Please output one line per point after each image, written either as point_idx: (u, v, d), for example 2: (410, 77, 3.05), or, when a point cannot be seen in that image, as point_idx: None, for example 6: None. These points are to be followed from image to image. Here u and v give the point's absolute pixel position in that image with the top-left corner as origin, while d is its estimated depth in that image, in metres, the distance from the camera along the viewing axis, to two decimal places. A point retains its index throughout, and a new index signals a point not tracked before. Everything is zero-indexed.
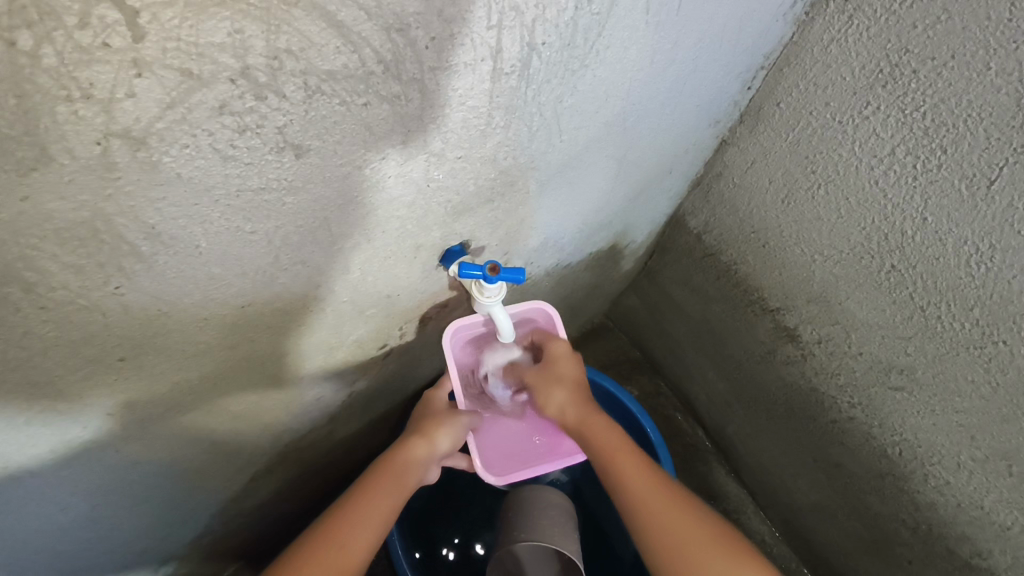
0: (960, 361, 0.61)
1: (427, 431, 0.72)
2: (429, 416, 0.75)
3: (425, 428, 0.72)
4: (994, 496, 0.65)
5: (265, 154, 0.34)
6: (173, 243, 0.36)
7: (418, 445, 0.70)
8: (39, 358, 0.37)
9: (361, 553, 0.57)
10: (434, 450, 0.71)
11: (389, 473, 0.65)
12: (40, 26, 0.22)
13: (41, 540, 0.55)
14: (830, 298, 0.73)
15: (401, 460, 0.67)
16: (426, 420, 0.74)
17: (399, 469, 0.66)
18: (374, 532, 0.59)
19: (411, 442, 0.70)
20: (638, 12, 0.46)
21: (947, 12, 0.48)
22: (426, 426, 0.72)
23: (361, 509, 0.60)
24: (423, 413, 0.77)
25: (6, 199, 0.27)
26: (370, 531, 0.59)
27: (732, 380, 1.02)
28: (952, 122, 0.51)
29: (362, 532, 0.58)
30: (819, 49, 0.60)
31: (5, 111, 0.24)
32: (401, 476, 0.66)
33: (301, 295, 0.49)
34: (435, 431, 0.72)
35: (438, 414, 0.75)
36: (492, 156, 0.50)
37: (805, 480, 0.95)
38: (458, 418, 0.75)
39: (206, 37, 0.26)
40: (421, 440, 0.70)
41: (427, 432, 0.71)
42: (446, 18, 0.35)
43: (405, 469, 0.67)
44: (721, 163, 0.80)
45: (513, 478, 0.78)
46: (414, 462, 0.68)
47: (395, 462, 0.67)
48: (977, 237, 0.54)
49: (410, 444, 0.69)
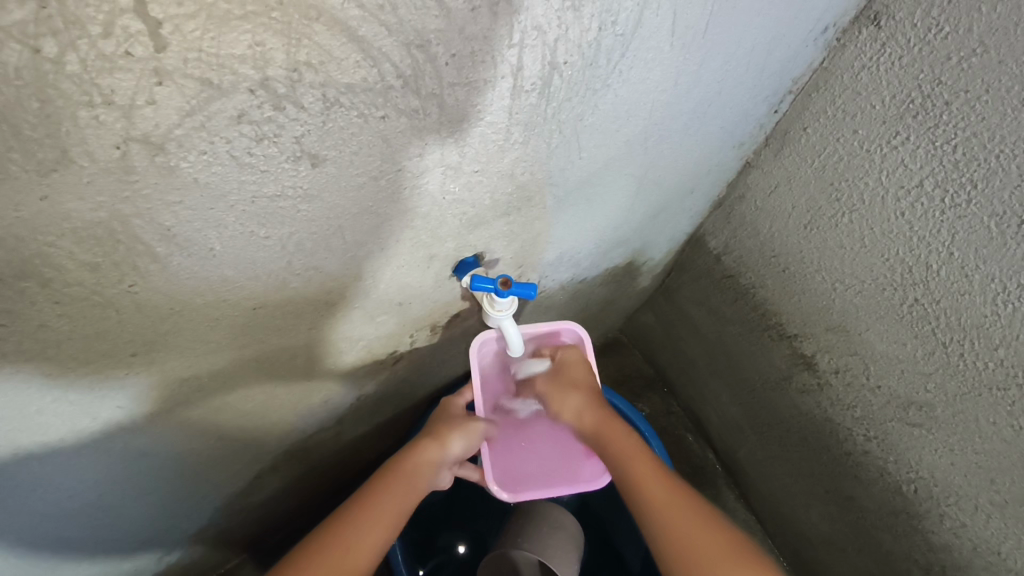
0: (982, 402, 0.60)
1: (438, 435, 0.72)
2: (444, 420, 0.75)
3: (437, 432, 0.72)
4: (1012, 542, 0.63)
5: (282, 162, 0.35)
6: (188, 245, 0.36)
7: (430, 449, 0.69)
8: (52, 350, 0.37)
9: (367, 555, 0.56)
10: (445, 454, 0.71)
11: (398, 476, 0.65)
12: (65, 34, 0.23)
13: (47, 526, 0.56)
14: (850, 328, 0.71)
15: (411, 463, 0.67)
16: (438, 425, 0.74)
17: (409, 474, 0.66)
18: (382, 533, 0.59)
19: (422, 445, 0.70)
20: (665, 34, 0.46)
21: (983, 45, 0.47)
22: (439, 431, 0.72)
23: (367, 510, 0.60)
24: (436, 418, 0.77)
25: (27, 197, 0.28)
26: (375, 532, 0.58)
27: (745, 404, 1.01)
28: (984, 157, 0.50)
29: (366, 536, 0.57)
30: (849, 75, 0.59)
31: (28, 114, 0.24)
32: (411, 481, 0.65)
33: (314, 299, 0.50)
34: (448, 435, 0.72)
35: (451, 420, 0.75)
36: (510, 171, 0.50)
37: (816, 511, 0.93)
38: (473, 424, 0.75)
39: (227, 49, 0.27)
40: (433, 444, 0.70)
41: (439, 436, 0.72)
42: (467, 36, 0.35)
43: (416, 473, 0.67)
44: (744, 185, 0.79)
45: (524, 495, 0.77)
46: (425, 466, 0.68)
47: (405, 465, 0.67)
48: (1005, 275, 0.52)
49: (421, 447, 0.69)
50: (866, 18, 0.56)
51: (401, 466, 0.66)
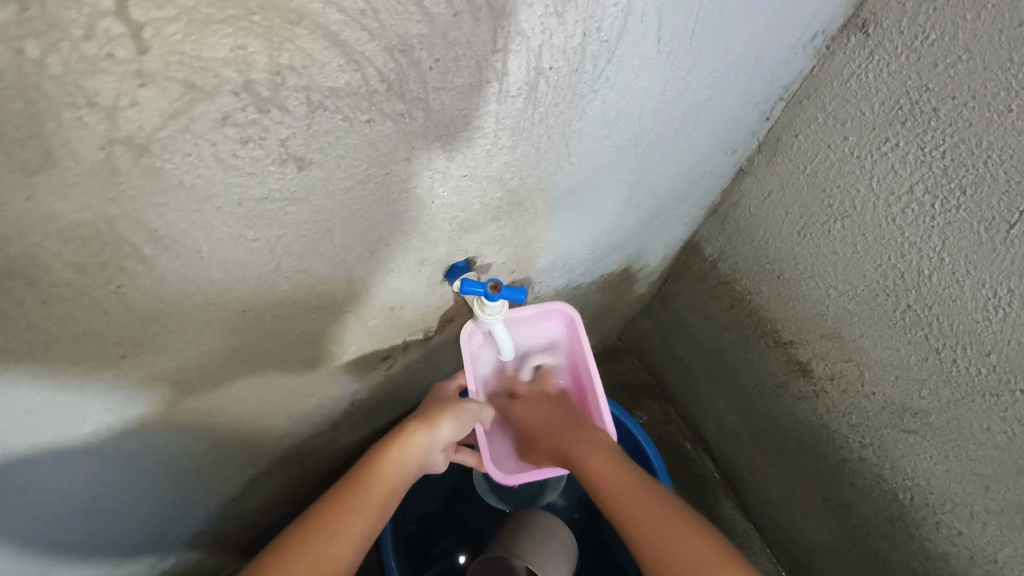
0: (975, 408, 0.59)
1: (426, 417, 0.71)
2: (434, 405, 0.74)
3: (425, 415, 0.71)
4: (1008, 550, 0.62)
5: (268, 165, 0.35)
6: (176, 247, 0.37)
7: (417, 432, 0.68)
8: (40, 351, 0.38)
9: (353, 543, 0.57)
10: (433, 438, 0.69)
11: (384, 463, 0.65)
12: (47, 36, 0.23)
13: (39, 529, 0.56)
14: (844, 334, 0.71)
15: (397, 449, 0.66)
16: (428, 408, 0.73)
17: (395, 460, 0.66)
18: (365, 523, 0.59)
19: (407, 430, 0.69)
20: (650, 40, 0.46)
21: (968, 51, 0.47)
22: (426, 413, 0.71)
23: (352, 500, 0.60)
24: (426, 404, 0.76)
25: (12, 197, 0.28)
26: (360, 522, 0.59)
27: (742, 411, 1.01)
28: (972, 163, 0.50)
29: (352, 526, 0.58)
30: (839, 83, 0.60)
31: (12, 115, 0.25)
32: (396, 467, 0.65)
33: (304, 302, 0.50)
34: (437, 417, 0.71)
35: (441, 404, 0.74)
36: (500, 176, 0.51)
37: (814, 519, 0.93)
38: (464, 407, 0.73)
39: (209, 52, 0.27)
40: (421, 427, 0.69)
41: (427, 419, 0.70)
42: (451, 41, 0.35)
43: (401, 460, 0.66)
44: (738, 192, 0.80)
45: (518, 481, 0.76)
46: (411, 451, 0.67)
47: (392, 451, 0.66)
48: (995, 280, 0.52)
49: (408, 432, 0.68)
50: (854, 26, 0.56)
51: (387, 452, 0.66)
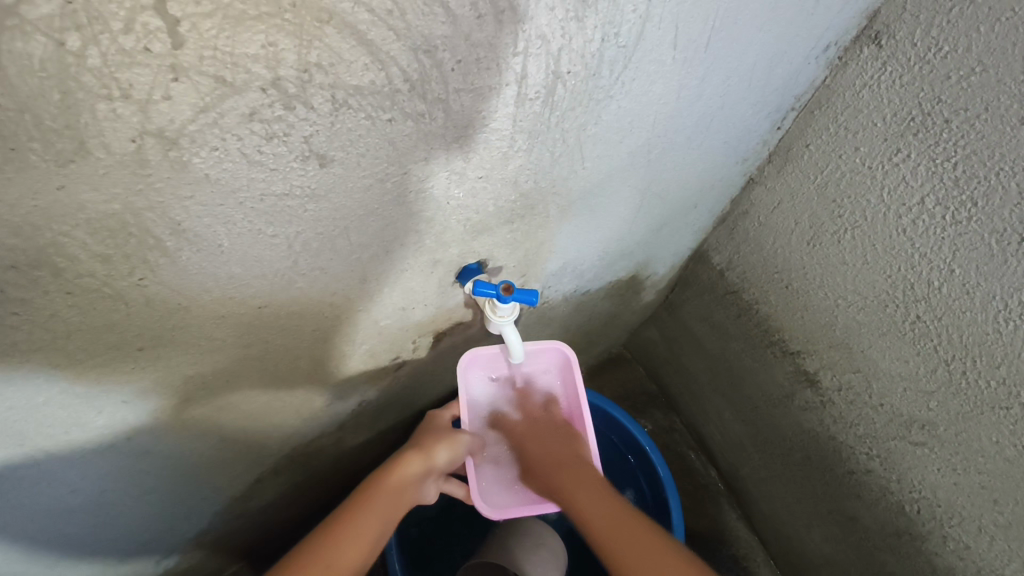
0: (985, 421, 0.59)
1: (423, 446, 0.71)
2: (428, 433, 0.74)
3: (422, 443, 0.71)
4: (1015, 565, 0.62)
5: (291, 161, 0.36)
6: (197, 241, 0.37)
7: (414, 461, 0.68)
8: (61, 341, 0.38)
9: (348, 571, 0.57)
10: (431, 465, 0.70)
11: (384, 491, 0.64)
12: (87, 28, 0.24)
13: (48, 522, 0.56)
14: (853, 344, 0.71)
15: (394, 477, 0.66)
16: (426, 435, 0.74)
17: (391, 489, 0.65)
18: (357, 555, 0.58)
19: (405, 457, 0.69)
20: (666, 47, 0.47)
21: (981, 63, 0.47)
22: (424, 441, 0.71)
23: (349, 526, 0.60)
24: (420, 433, 0.76)
25: (44, 186, 0.29)
26: (357, 547, 0.59)
27: (748, 422, 1.00)
28: (984, 175, 0.50)
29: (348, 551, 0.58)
30: (851, 93, 0.60)
31: (49, 105, 0.25)
32: (392, 496, 0.65)
33: (318, 300, 0.51)
34: (433, 446, 0.71)
35: (438, 431, 0.74)
36: (515, 178, 0.52)
37: (819, 532, 0.92)
38: (461, 435, 0.74)
39: (241, 48, 0.28)
40: (418, 456, 0.69)
41: (425, 446, 0.71)
42: (473, 43, 0.36)
43: (396, 490, 0.65)
44: (747, 201, 0.80)
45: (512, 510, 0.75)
46: (407, 480, 0.67)
47: (390, 479, 0.66)
48: (1006, 293, 0.52)
49: (404, 461, 0.68)
50: (866, 38, 0.57)
51: (386, 478, 0.66)
